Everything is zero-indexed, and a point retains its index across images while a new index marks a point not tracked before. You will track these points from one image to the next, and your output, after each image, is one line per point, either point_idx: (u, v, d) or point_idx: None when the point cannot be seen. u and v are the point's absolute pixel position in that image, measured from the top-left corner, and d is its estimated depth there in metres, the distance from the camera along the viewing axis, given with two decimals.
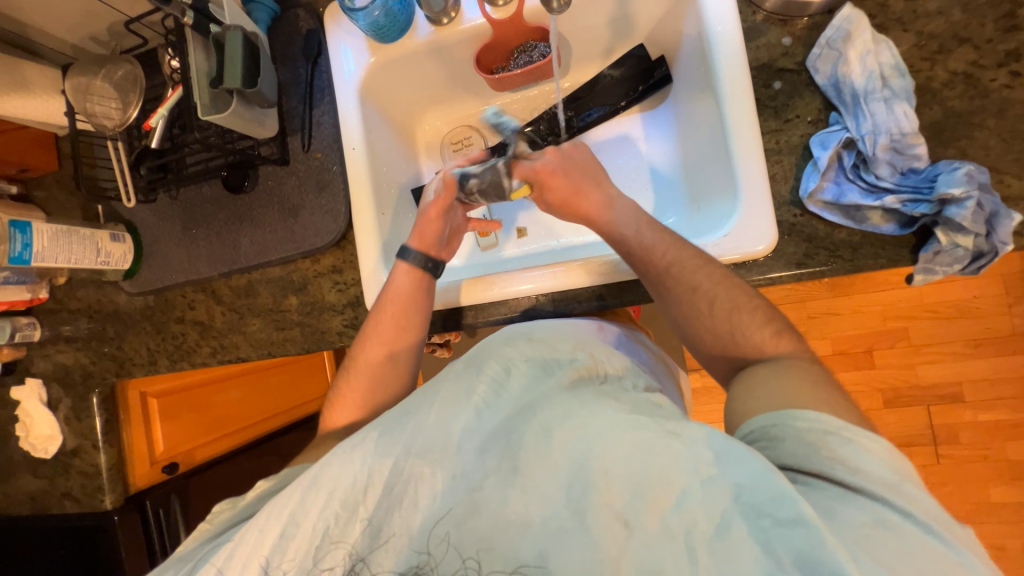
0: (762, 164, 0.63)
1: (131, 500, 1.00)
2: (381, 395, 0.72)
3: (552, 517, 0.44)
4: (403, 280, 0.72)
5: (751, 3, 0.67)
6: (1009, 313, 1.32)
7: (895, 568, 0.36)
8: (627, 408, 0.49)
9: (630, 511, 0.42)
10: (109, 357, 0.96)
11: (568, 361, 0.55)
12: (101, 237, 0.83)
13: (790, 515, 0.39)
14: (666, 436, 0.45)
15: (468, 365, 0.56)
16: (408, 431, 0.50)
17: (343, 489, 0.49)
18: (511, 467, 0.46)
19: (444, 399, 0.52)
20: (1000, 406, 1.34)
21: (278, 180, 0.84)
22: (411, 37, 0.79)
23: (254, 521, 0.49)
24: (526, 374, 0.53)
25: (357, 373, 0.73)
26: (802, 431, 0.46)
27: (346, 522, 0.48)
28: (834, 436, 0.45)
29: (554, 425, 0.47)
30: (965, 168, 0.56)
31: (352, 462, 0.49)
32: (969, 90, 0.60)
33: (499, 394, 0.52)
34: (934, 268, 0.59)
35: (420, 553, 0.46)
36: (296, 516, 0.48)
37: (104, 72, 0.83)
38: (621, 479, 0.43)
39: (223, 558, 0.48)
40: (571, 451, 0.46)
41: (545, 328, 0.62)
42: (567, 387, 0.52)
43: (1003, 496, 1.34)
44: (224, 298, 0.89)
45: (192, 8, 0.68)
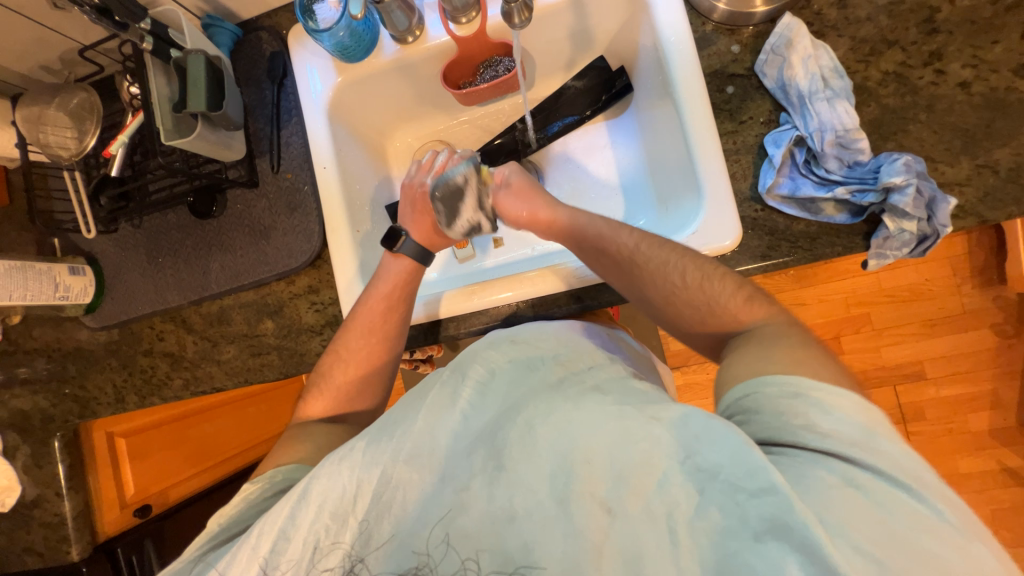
0: (722, 163, 0.67)
1: (99, 548, 0.94)
2: (369, 385, 0.73)
3: (537, 508, 0.44)
4: (398, 280, 0.74)
5: (700, 14, 0.72)
6: (958, 293, 1.41)
7: (863, 529, 0.38)
8: (612, 400, 0.49)
9: (613, 497, 0.43)
10: (72, 398, 0.91)
11: (552, 357, 0.57)
12: (59, 271, 0.80)
13: (762, 485, 0.39)
14: (646, 421, 0.46)
15: (453, 371, 0.56)
16: (396, 438, 0.50)
17: (333, 500, 0.48)
18: (496, 464, 0.47)
19: (432, 406, 0.52)
20: (959, 380, 1.43)
21: (247, 204, 0.83)
22: (377, 56, 0.80)
23: (245, 537, 0.49)
24: (511, 375, 0.54)
25: (348, 364, 0.72)
26: (772, 399, 0.47)
27: (337, 530, 0.48)
28: (805, 398, 0.46)
29: (538, 420, 0.48)
30: (903, 159, 0.61)
31: (340, 474, 0.49)
32: (901, 88, 0.65)
33: (484, 395, 0.53)
34: (886, 252, 0.63)
35: (418, 553, 0.46)
36: (285, 529, 0.48)
37: (58, 101, 0.81)
38: (604, 468, 0.44)
39: (222, 572, 0.48)
40: (554, 444, 0.46)
41: (525, 330, 0.63)
42: (552, 385, 0.52)
43: (970, 466, 1.42)
44: (195, 326, 0.87)
45: (151, 33, 0.68)
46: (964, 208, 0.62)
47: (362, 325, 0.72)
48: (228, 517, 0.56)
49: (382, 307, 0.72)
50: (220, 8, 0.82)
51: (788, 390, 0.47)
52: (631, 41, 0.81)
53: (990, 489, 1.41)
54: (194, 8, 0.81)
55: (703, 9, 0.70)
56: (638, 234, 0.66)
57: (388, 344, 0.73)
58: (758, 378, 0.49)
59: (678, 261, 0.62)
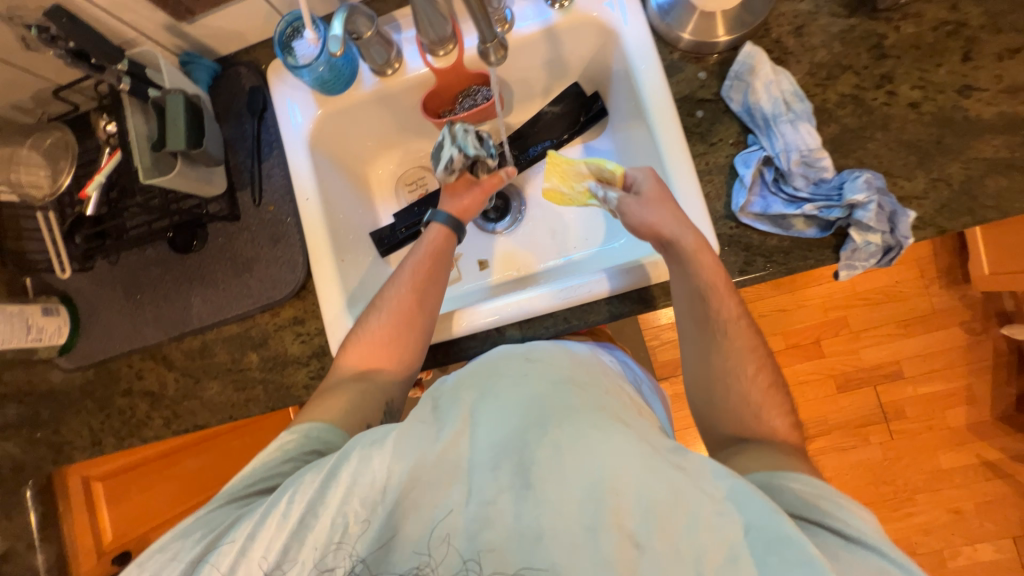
0: (696, 183, 0.69)
1: None
2: (405, 339, 0.72)
3: (564, 531, 0.45)
4: (439, 244, 0.77)
5: (667, 44, 0.75)
6: (927, 294, 1.47)
7: None
8: (638, 437, 0.49)
9: (641, 532, 0.44)
10: (45, 443, 0.87)
11: (576, 379, 0.56)
12: (32, 313, 0.78)
13: (794, 553, 0.42)
14: (679, 465, 0.47)
15: (479, 391, 0.55)
16: (433, 434, 0.52)
17: (363, 486, 0.51)
18: (524, 482, 0.47)
19: (471, 416, 0.53)
20: (935, 378, 1.47)
21: (229, 237, 0.82)
22: (357, 88, 0.81)
23: (277, 504, 0.51)
24: (542, 388, 0.53)
25: (383, 316, 0.72)
26: (799, 493, 0.52)
27: (362, 521, 0.50)
28: (827, 501, 0.50)
29: (567, 444, 0.48)
30: (864, 176, 0.64)
31: (373, 462, 0.51)
32: (857, 109, 0.69)
33: (513, 404, 0.52)
34: (855, 263, 0.66)
35: (421, 554, 0.48)
36: (313, 506, 0.51)
37: (32, 141, 0.81)
38: (632, 502, 0.45)
39: (249, 535, 0.51)
40: (583, 472, 0.46)
41: (541, 347, 0.61)
42: (585, 408, 0.51)
43: (952, 461, 1.46)
44: (176, 363, 0.85)
45: (129, 74, 0.68)
46: (923, 219, 0.66)
47: (406, 279, 0.74)
48: (263, 466, 0.60)
49: (425, 268, 0.75)
50: (197, 45, 0.82)
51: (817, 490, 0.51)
52: (603, 67, 0.84)
53: (974, 483, 1.45)
54: (171, 45, 0.81)
55: (669, 39, 0.74)
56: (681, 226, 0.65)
57: (430, 300, 0.74)
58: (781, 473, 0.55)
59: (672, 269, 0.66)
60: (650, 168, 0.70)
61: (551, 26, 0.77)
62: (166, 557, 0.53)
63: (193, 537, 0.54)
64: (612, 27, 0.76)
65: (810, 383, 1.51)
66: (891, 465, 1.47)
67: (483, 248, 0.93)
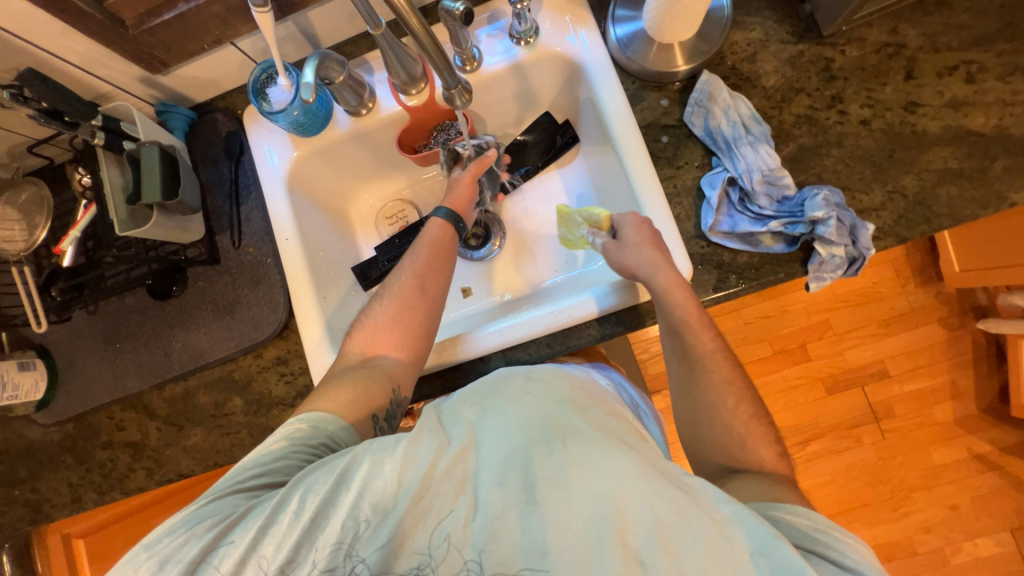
0: (666, 206, 0.72)
1: None
2: (408, 325, 0.71)
3: (571, 547, 0.45)
4: (439, 236, 0.77)
5: (628, 75, 0.79)
6: (904, 293, 1.51)
7: None
8: (640, 458, 0.50)
9: (645, 551, 0.45)
10: (22, 503, 0.84)
11: (575, 397, 0.57)
12: (7, 368, 0.77)
13: None
14: (681, 487, 0.49)
15: (484, 410, 0.54)
16: (445, 443, 0.51)
17: (375, 492, 0.49)
18: (530, 498, 0.47)
19: (480, 430, 0.53)
20: (919, 375, 1.50)
21: (209, 280, 0.82)
22: (332, 128, 0.83)
23: (289, 502, 0.50)
24: (547, 406, 0.54)
25: (388, 305, 0.72)
26: (796, 525, 0.53)
27: (369, 529, 0.48)
28: (823, 533, 0.51)
29: (573, 463, 0.48)
30: (822, 193, 0.67)
31: (383, 470, 0.50)
32: (812, 128, 0.72)
33: (522, 418, 0.52)
34: (823, 275, 0.68)
35: (426, 557, 0.47)
36: (325, 509, 0.50)
37: (6, 197, 0.81)
38: (638, 522, 0.46)
39: (260, 529, 0.50)
40: (590, 490, 0.47)
41: (544, 369, 0.61)
42: (590, 428, 0.52)
43: (943, 457, 1.47)
44: (158, 411, 0.83)
45: (102, 129, 0.69)
46: (883, 230, 0.69)
47: (409, 267, 0.74)
48: (274, 455, 0.58)
49: (424, 258, 0.75)
50: (173, 94, 0.83)
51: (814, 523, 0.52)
52: (572, 98, 0.87)
53: (966, 477, 1.46)
54: (146, 96, 0.82)
55: (631, 70, 0.78)
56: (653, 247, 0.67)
57: (431, 287, 0.73)
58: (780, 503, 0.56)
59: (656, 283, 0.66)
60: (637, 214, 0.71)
61: (518, 62, 0.80)
62: (173, 543, 0.51)
63: (201, 527, 0.51)
64: (575, 60, 0.79)
65: (799, 388, 1.53)
66: (884, 465, 1.48)
67: (465, 276, 0.94)
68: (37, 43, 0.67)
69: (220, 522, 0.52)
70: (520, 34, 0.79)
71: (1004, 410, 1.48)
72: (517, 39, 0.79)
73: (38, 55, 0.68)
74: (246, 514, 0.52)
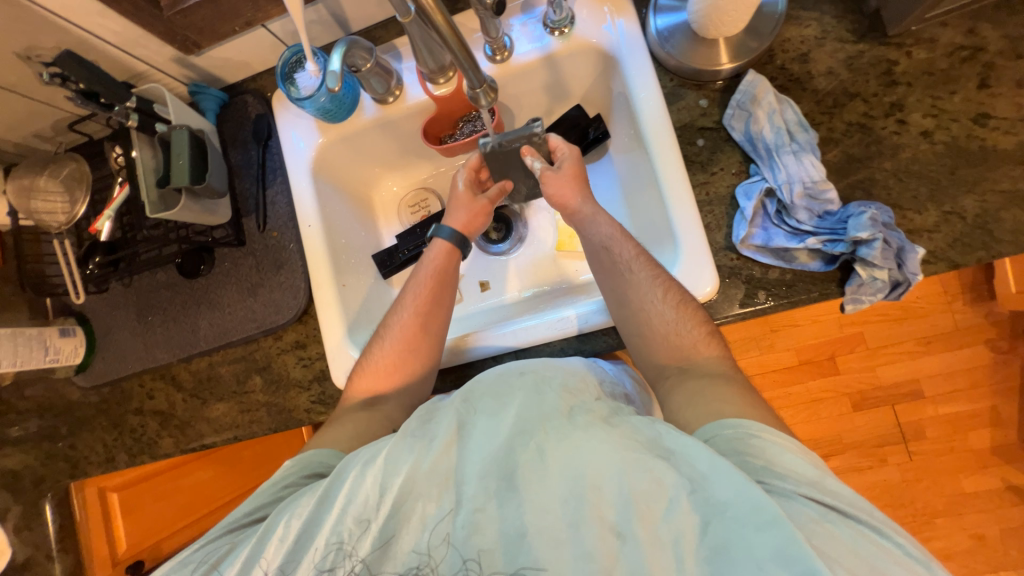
0: (696, 214, 0.68)
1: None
2: (412, 365, 0.73)
3: (550, 531, 0.47)
4: (443, 262, 0.78)
5: (667, 71, 0.74)
6: (949, 311, 1.42)
7: (838, 557, 0.41)
8: (618, 432, 0.51)
9: (622, 522, 0.46)
10: (62, 458, 0.90)
11: (562, 385, 0.58)
12: (50, 334, 0.81)
13: (766, 518, 0.42)
14: (655, 455, 0.48)
15: (467, 400, 0.58)
16: (424, 444, 0.53)
17: (358, 505, 0.51)
18: (509, 485, 0.49)
19: (461, 430, 0.54)
20: (956, 398, 1.42)
21: (234, 262, 0.84)
22: (358, 115, 0.82)
23: (272, 529, 0.52)
24: (525, 399, 0.56)
25: (388, 346, 0.74)
26: (733, 441, 0.51)
27: (358, 535, 0.50)
28: (758, 439, 0.50)
29: (549, 445, 0.50)
30: (870, 212, 0.62)
31: (365, 480, 0.52)
32: (865, 138, 0.66)
33: (500, 421, 0.54)
34: (861, 298, 0.63)
35: (421, 555, 0.49)
36: (310, 527, 0.52)
37: (48, 172, 0.84)
38: (613, 494, 0.47)
39: (246, 560, 0.51)
40: (565, 468, 0.49)
41: (538, 363, 0.63)
42: (564, 413, 0.54)
43: (974, 486, 1.40)
44: (185, 383, 0.87)
45: (136, 111, 0.71)
46: (935, 253, 0.63)
47: (409, 304, 0.75)
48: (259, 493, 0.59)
49: (427, 291, 0.76)
50: (206, 75, 0.84)
51: (742, 433, 0.51)
52: (605, 92, 0.83)
53: (997, 509, 1.38)
54: (180, 76, 0.83)
55: (669, 66, 0.73)
56: (646, 260, 0.69)
57: (432, 326, 0.75)
58: (717, 420, 0.54)
59: (660, 281, 0.67)
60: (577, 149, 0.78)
61: (550, 53, 0.77)
62: None
63: (189, 568, 0.53)
64: (611, 52, 0.75)
65: (823, 401, 1.47)
66: (908, 488, 1.42)
67: (485, 270, 0.93)
68: (76, 22, 0.68)
69: (207, 565, 0.53)
70: (554, 23, 0.75)
71: None
72: (551, 28, 0.76)
73: (78, 34, 0.69)
74: (232, 552, 0.54)
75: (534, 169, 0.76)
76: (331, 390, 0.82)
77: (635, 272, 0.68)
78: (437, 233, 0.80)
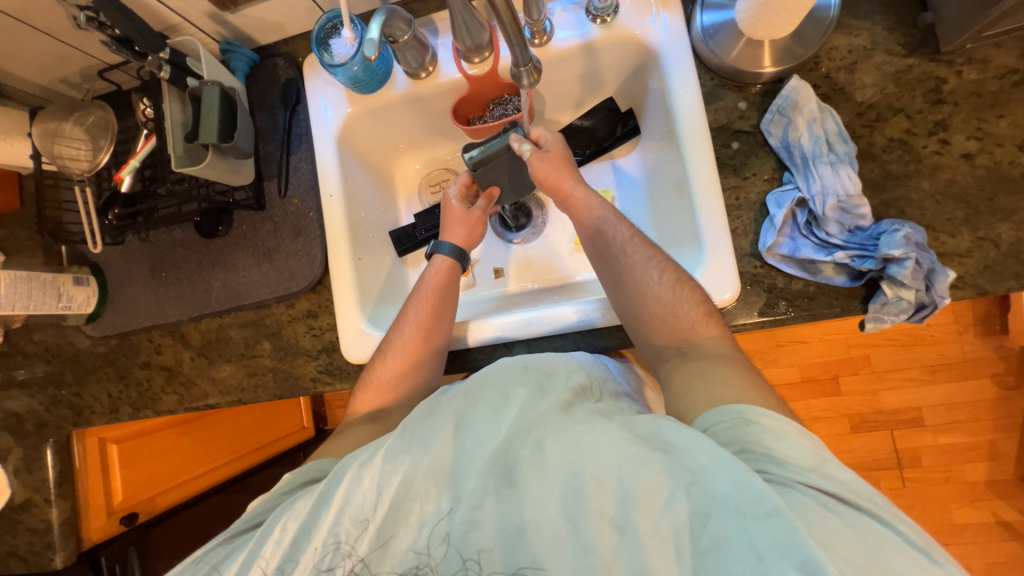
0: (724, 219, 0.67)
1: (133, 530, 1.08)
2: (416, 379, 0.73)
3: (550, 533, 0.47)
4: (444, 275, 0.77)
5: (708, 70, 0.73)
6: (960, 341, 1.40)
7: (840, 547, 0.41)
8: (618, 428, 0.50)
9: (621, 517, 0.46)
10: (66, 405, 0.92)
11: (564, 380, 0.57)
12: (63, 282, 0.81)
13: (766, 508, 0.42)
14: (654, 449, 0.48)
15: (467, 392, 0.57)
16: (418, 444, 0.52)
17: (355, 506, 0.51)
18: (508, 482, 0.49)
19: (457, 424, 0.53)
20: (957, 429, 1.41)
21: (253, 225, 0.84)
22: (389, 88, 0.81)
23: (268, 533, 0.52)
24: (525, 394, 0.54)
25: (389, 362, 0.73)
26: (728, 428, 0.51)
27: (357, 535, 0.50)
28: (756, 426, 0.50)
29: (548, 440, 0.50)
30: (904, 230, 0.60)
31: (362, 481, 0.52)
32: (904, 155, 0.65)
33: (498, 416, 0.53)
34: (883, 317, 0.63)
35: (421, 554, 0.49)
36: (306, 529, 0.51)
37: (75, 118, 0.84)
38: (612, 488, 0.47)
39: (243, 563, 0.51)
40: (564, 465, 0.48)
41: (541, 356, 0.62)
42: (563, 408, 0.53)
43: (965, 517, 1.40)
44: (193, 342, 0.87)
45: (169, 63, 0.70)
46: (964, 278, 0.62)
47: (411, 318, 0.74)
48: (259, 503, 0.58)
49: (428, 306, 0.75)
50: (239, 33, 0.83)
51: (741, 419, 0.51)
52: (641, 87, 0.81)
53: (985, 542, 1.38)
54: (213, 32, 0.82)
55: (711, 65, 0.72)
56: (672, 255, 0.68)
57: (435, 339, 0.74)
58: (713, 408, 0.54)
59: (688, 282, 0.65)
60: (561, 136, 0.76)
61: (590, 41, 0.75)
62: None
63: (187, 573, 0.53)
64: (652, 45, 0.74)
65: (823, 421, 1.46)
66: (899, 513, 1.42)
67: (500, 257, 0.92)
68: None
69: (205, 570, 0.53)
70: (597, 11, 0.74)
71: None
72: (593, 16, 0.74)
73: None
74: (229, 555, 0.53)
75: (524, 152, 0.71)
76: (339, 362, 0.82)
77: (658, 268, 0.67)
78: (436, 249, 0.79)
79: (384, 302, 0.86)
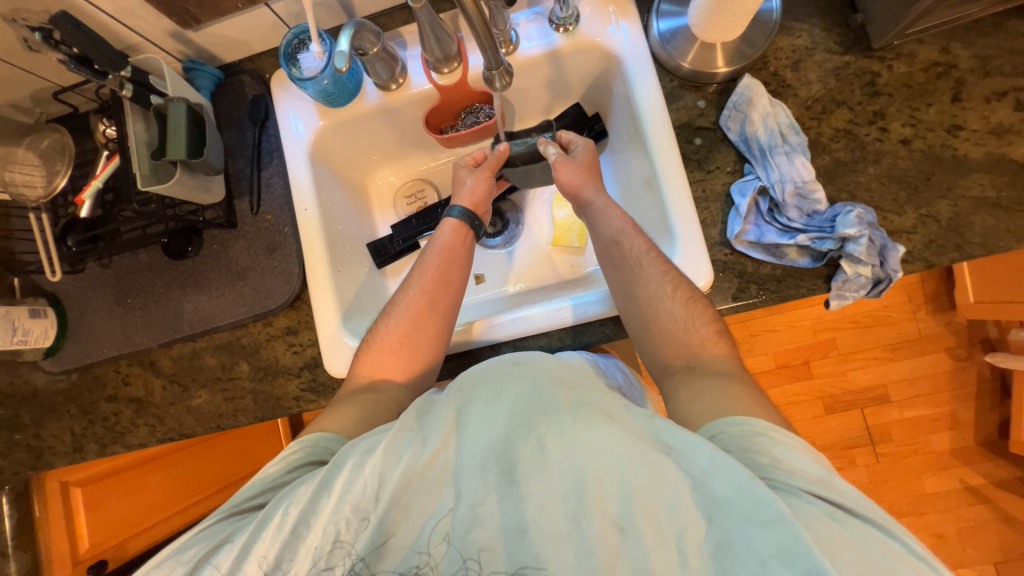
0: (693, 210, 0.71)
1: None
2: (417, 346, 0.72)
3: (552, 529, 0.47)
4: (451, 240, 0.77)
5: (668, 72, 0.77)
6: (914, 318, 1.50)
7: (844, 555, 0.43)
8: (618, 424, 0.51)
9: (623, 516, 0.46)
10: (24, 448, 0.85)
11: (558, 377, 0.57)
12: (18, 314, 0.77)
13: (770, 515, 0.43)
14: (656, 449, 0.48)
15: (461, 394, 0.56)
16: (418, 445, 0.51)
17: (355, 495, 0.50)
18: (510, 480, 0.49)
19: (456, 424, 0.53)
20: (920, 402, 1.50)
21: (224, 244, 0.82)
22: (360, 101, 0.82)
23: (270, 517, 0.50)
24: (521, 388, 0.55)
25: (394, 324, 0.72)
26: (737, 436, 0.52)
27: (356, 527, 0.49)
28: (764, 436, 0.52)
29: (550, 439, 0.50)
30: (855, 211, 0.65)
31: (362, 471, 0.51)
32: (850, 143, 0.71)
33: (496, 415, 0.53)
34: (845, 294, 0.67)
35: (420, 553, 0.49)
36: (305, 517, 0.50)
37: (29, 142, 0.81)
38: (615, 490, 0.47)
39: (244, 546, 0.50)
40: (566, 463, 0.49)
41: (534, 351, 0.62)
42: (565, 405, 0.53)
43: (935, 486, 1.47)
44: (164, 369, 0.83)
45: (131, 81, 0.69)
46: (912, 253, 0.68)
47: (417, 282, 0.75)
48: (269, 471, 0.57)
49: (435, 269, 0.75)
50: (202, 52, 0.82)
51: (749, 430, 0.52)
52: (605, 91, 0.85)
53: (956, 508, 1.46)
54: (175, 51, 0.81)
55: (670, 67, 0.76)
56: (648, 247, 0.71)
57: (439, 305, 0.74)
58: (723, 417, 0.55)
59: (666, 274, 0.68)
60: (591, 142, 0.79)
61: (555, 49, 0.78)
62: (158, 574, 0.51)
63: (187, 554, 0.51)
64: (614, 51, 0.77)
65: (798, 404, 1.53)
66: (875, 487, 1.48)
67: (479, 263, 0.93)
68: None
69: (206, 550, 0.51)
70: (560, 20, 0.77)
71: (1001, 445, 1.47)
72: (557, 25, 0.77)
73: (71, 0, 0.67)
74: (229, 539, 0.52)
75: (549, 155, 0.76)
76: (323, 378, 0.80)
77: (636, 262, 0.70)
78: (448, 211, 0.79)
79: (364, 313, 0.85)
